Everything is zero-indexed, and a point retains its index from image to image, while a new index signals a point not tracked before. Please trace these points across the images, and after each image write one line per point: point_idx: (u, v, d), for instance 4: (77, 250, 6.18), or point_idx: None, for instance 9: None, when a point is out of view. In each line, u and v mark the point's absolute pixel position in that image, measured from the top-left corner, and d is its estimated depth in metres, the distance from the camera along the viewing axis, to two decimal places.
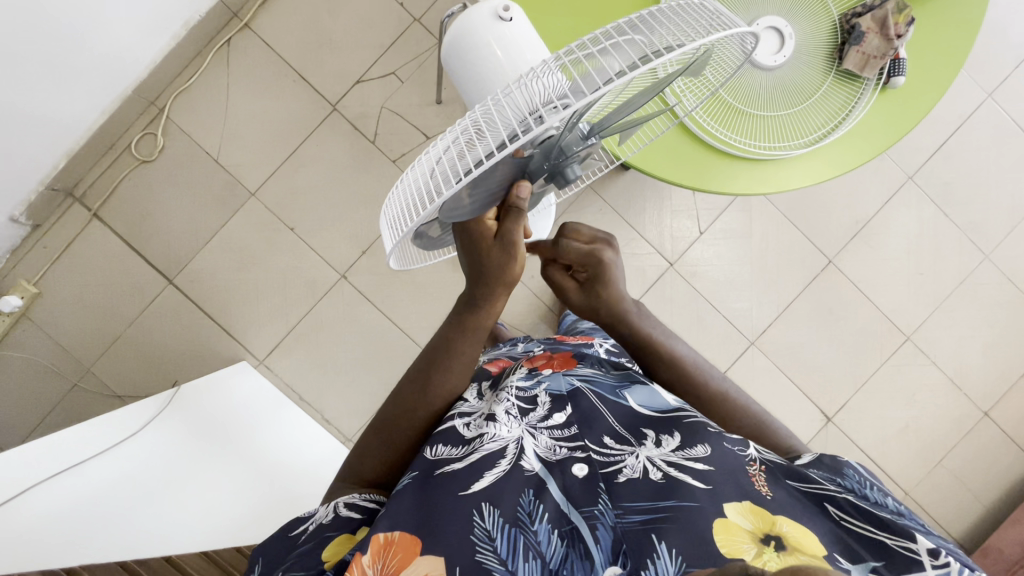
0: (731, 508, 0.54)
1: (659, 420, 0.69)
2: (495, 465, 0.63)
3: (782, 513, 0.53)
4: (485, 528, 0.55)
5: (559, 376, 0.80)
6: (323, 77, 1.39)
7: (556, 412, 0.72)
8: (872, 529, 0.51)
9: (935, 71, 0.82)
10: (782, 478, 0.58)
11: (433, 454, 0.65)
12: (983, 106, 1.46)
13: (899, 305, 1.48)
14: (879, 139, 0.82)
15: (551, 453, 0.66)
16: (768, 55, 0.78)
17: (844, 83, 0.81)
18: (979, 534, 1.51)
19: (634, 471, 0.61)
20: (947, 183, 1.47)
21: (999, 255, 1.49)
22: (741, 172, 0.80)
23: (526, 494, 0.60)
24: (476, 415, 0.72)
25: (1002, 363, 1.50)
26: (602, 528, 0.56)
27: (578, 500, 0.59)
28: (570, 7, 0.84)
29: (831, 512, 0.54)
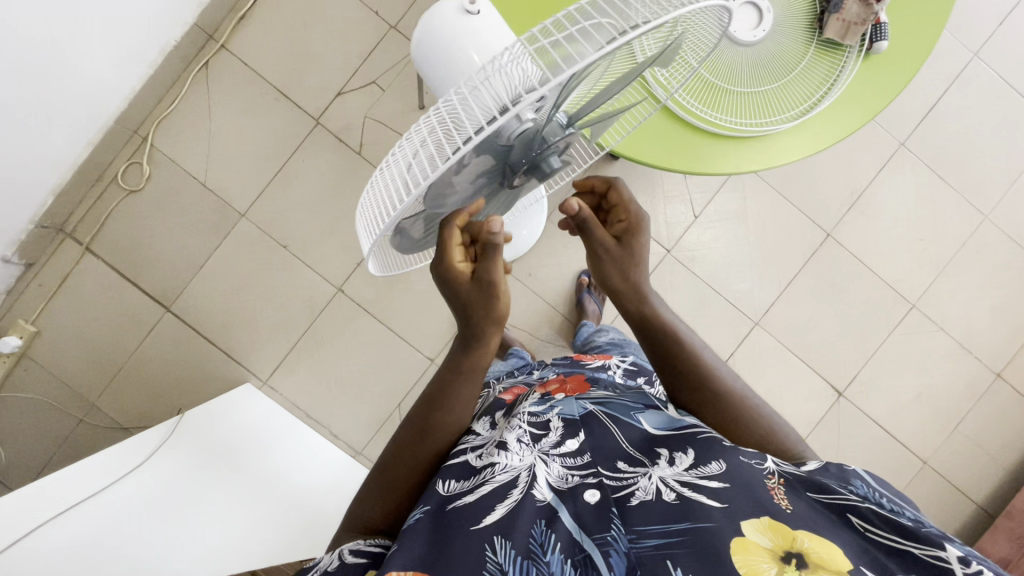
0: (750, 526, 0.50)
1: (673, 437, 0.64)
2: (507, 496, 0.60)
3: (802, 526, 0.49)
4: (497, 562, 0.52)
5: (573, 401, 0.80)
6: (304, 92, 1.38)
7: (568, 439, 0.71)
8: (900, 539, 0.48)
9: (918, 33, 0.80)
10: (801, 491, 0.54)
11: (445, 488, 0.62)
12: (971, 65, 1.44)
13: (901, 272, 1.46)
14: (869, 104, 0.81)
15: (563, 482, 0.64)
16: (747, 31, 0.78)
17: (826, 53, 0.80)
18: (1000, 497, 1.49)
19: (646, 492, 0.57)
20: (940, 146, 1.45)
21: (999, 214, 1.47)
22: (727, 151, 0.78)
23: (538, 525, 0.57)
24: (487, 447, 0.69)
25: (1011, 323, 1.48)
26: (616, 555, 0.52)
27: (590, 527, 0.56)
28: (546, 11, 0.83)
29: (855, 523, 0.50)
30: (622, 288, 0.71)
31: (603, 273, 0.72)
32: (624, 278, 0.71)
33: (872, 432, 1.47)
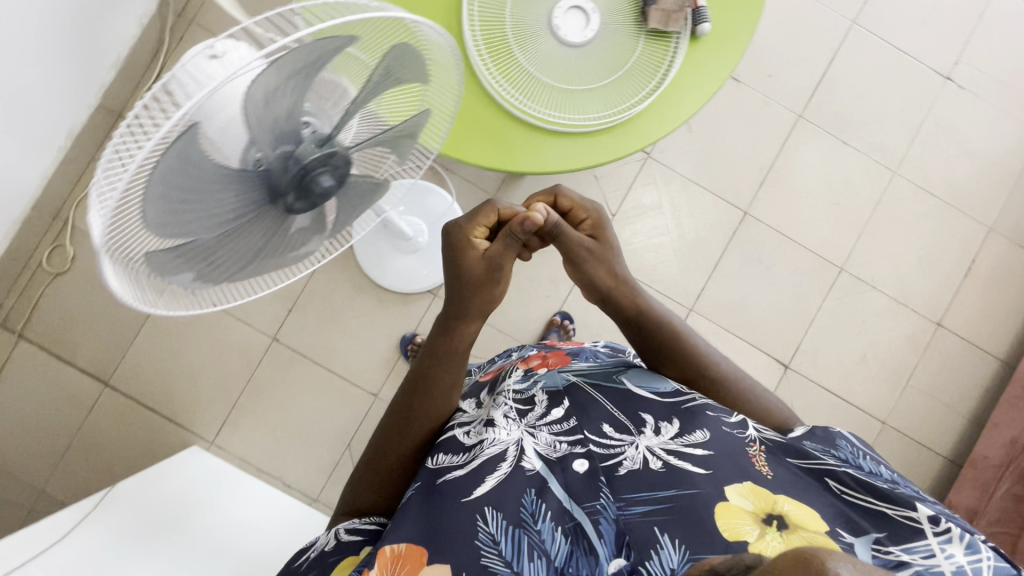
0: (734, 491, 0.59)
1: (659, 406, 0.70)
2: (497, 467, 0.63)
3: (783, 492, 0.59)
4: (489, 532, 0.58)
5: (554, 372, 0.80)
6: None
7: (554, 408, 0.72)
8: (873, 500, 0.57)
9: (741, 13, 0.84)
10: (783, 458, 0.63)
11: (435, 463, 0.67)
12: (850, 33, 1.50)
13: (823, 239, 1.48)
14: (702, 86, 0.84)
15: (552, 450, 0.66)
16: (576, 32, 0.82)
17: (655, 43, 0.83)
18: (966, 448, 1.47)
19: (635, 462, 0.64)
20: (836, 112, 1.50)
21: (907, 168, 1.50)
22: (565, 147, 0.83)
23: (529, 493, 0.61)
24: (475, 423, 0.72)
25: (942, 272, 1.49)
26: (605, 522, 0.59)
27: (580, 496, 0.61)
28: None
29: (833, 486, 0.60)
30: (613, 284, 0.82)
31: (594, 272, 0.81)
32: (610, 274, 0.83)
33: (825, 400, 1.47)
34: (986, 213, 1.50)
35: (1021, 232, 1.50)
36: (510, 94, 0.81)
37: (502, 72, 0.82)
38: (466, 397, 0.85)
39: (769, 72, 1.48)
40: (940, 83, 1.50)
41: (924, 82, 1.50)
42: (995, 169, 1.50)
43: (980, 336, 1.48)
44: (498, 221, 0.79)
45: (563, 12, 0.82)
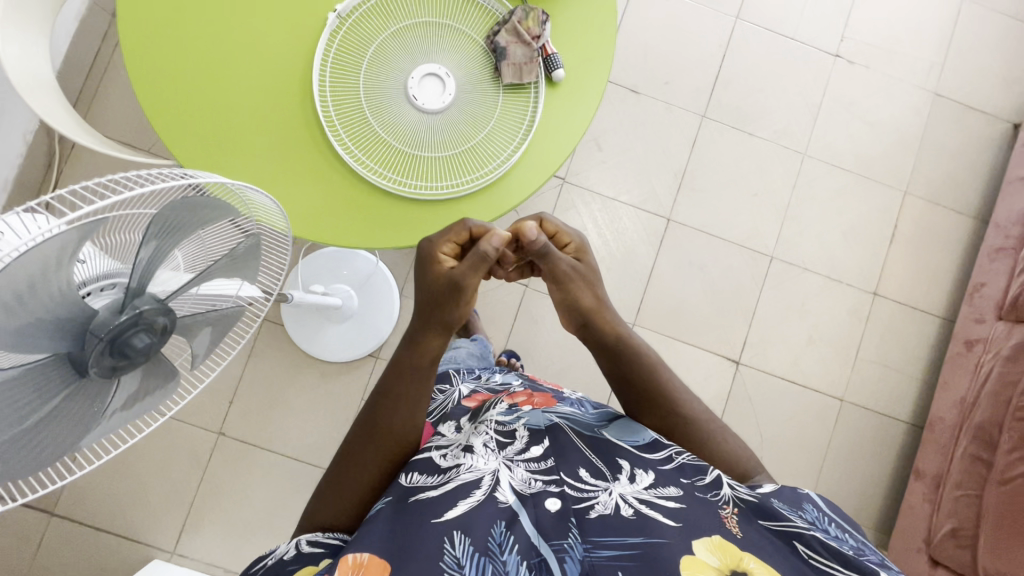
0: (700, 545, 0.55)
1: (636, 453, 0.67)
2: (469, 494, 0.61)
3: (750, 551, 0.55)
4: (455, 556, 0.55)
5: (538, 411, 0.76)
6: None
7: (533, 445, 0.69)
8: (839, 568, 0.53)
9: (595, 58, 0.86)
10: (754, 518, 0.59)
11: (408, 482, 0.65)
12: (736, 28, 1.53)
13: (748, 231, 1.50)
14: (567, 134, 0.85)
15: (527, 486, 0.63)
16: (433, 99, 0.82)
17: (514, 97, 0.84)
18: (924, 409, 1.49)
19: (606, 507, 0.60)
20: (738, 106, 1.52)
21: (815, 148, 1.53)
22: (439, 213, 0.82)
23: (498, 525, 0.58)
24: (453, 446, 0.70)
25: (867, 242, 1.52)
26: (569, 561, 0.56)
27: (548, 532, 0.58)
28: (219, 126, 0.79)
29: (800, 550, 0.56)
30: (595, 308, 0.78)
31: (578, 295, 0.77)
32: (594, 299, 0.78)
33: (781, 389, 1.47)
34: (898, 178, 1.53)
35: (935, 190, 1.54)
36: (374, 173, 0.81)
37: (365, 152, 0.81)
38: (447, 419, 0.81)
39: (665, 79, 1.51)
40: (831, 61, 1.54)
41: (815, 62, 1.54)
42: (898, 134, 1.54)
43: (916, 297, 1.51)
44: (469, 238, 0.73)
45: (416, 81, 0.82)
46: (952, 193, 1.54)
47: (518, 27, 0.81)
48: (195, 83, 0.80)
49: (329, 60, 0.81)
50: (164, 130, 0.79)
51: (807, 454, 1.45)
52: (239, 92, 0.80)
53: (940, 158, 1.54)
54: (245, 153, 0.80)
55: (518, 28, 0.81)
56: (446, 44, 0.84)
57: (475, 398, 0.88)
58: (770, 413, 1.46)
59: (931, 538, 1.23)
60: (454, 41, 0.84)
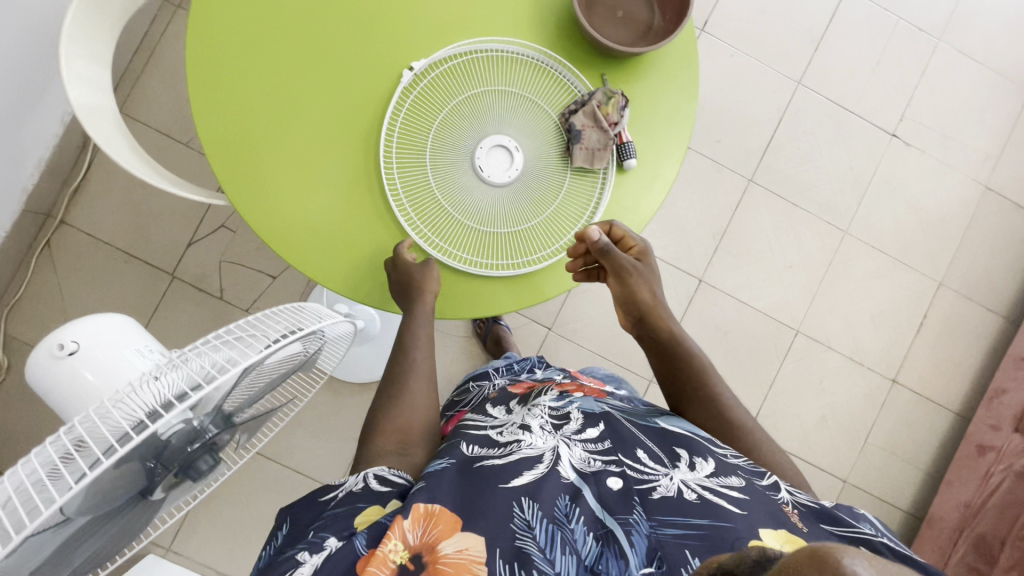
0: (768, 534, 0.53)
1: (694, 444, 0.67)
2: (533, 466, 0.61)
3: (819, 543, 0.53)
4: (524, 518, 0.55)
5: (590, 399, 0.77)
6: (154, 249, 1.36)
7: (589, 428, 0.69)
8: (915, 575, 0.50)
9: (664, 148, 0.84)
10: (816, 522, 0.57)
11: (468, 451, 0.65)
12: (796, 94, 1.50)
13: (778, 302, 1.49)
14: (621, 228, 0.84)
15: (586, 464, 0.63)
16: (500, 172, 0.80)
17: (581, 179, 0.83)
18: (924, 500, 1.50)
19: (669, 489, 0.59)
20: (786, 174, 1.50)
21: (856, 227, 1.51)
22: (491, 289, 0.81)
23: (563, 497, 0.58)
24: (507, 424, 0.71)
25: (894, 327, 1.51)
26: (637, 534, 0.55)
27: (613, 507, 0.58)
28: (278, 174, 0.77)
29: (867, 556, 0.53)
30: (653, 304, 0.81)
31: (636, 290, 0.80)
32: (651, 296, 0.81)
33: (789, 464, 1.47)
34: (934, 268, 1.52)
35: (969, 284, 1.52)
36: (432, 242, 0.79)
37: (424, 220, 0.80)
38: (494, 403, 0.81)
39: (717, 136, 1.48)
40: (886, 141, 1.51)
41: (871, 140, 1.51)
42: (942, 223, 1.52)
43: (934, 389, 1.51)
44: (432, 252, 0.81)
45: (485, 150, 0.80)
46: (985, 290, 1.53)
47: (597, 109, 0.78)
48: (259, 126, 0.77)
49: (398, 119, 0.78)
50: (223, 170, 0.76)
51: None
52: (304, 139, 0.77)
53: (979, 254, 1.53)
54: (302, 207, 0.77)
55: (596, 111, 0.78)
56: (520, 116, 0.81)
57: (521, 386, 0.88)
58: None
59: None
60: (527, 112, 0.81)
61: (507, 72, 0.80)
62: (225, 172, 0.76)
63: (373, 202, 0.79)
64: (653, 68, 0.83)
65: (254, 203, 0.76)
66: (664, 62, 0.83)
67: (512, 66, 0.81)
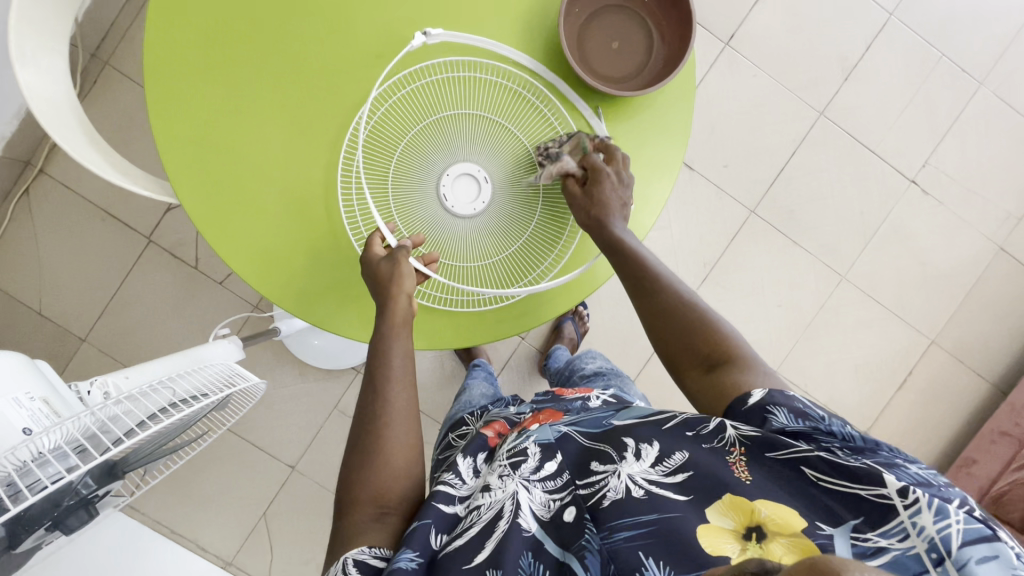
0: (714, 509, 0.53)
1: (639, 427, 0.62)
2: (492, 532, 0.57)
3: (760, 497, 0.52)
4: None
5: (545, 423, 0.68)
6: (133, 210, 1.34)
7: (545, 460, 0.63)
8: (849, 484, 0.49)
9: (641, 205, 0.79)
10: (759, 453, 0.54)
11: (437, 538, 0.58)
12: (817, 125, 1.41)
13: (761, 340, 1.45)
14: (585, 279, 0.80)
15: (546, 510, 0.60)
16: (465, 204, 0.75)
17: (550, 216, 0.79)
18: None
19: (618, 492, 0.57)
20: (791, 210, 1.43)
21: (856, 273, 1.44)
22: (446, 324, 0.78)
23: (525, 555, 0.56)
24: (473, 490, 0.63)
25: (876, 380, 1.47)
26: (591, 555, 0.54)
27: (570, 543, 0.57)
28: (226, 182, 0.73)
29: (808, 474, 0.52)
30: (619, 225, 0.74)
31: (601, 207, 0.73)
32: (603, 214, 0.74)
33: None
34: (930, 325, 1.46)
35: (963, 346, 1.47)
36: None
37: None
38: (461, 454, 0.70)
39: (725, 161, 1.40)
40: (904, 186, 1.43)
41: (888, 184, 1.43)
42: (947, 280, 1.45)
43: (906, 446, 1.48)
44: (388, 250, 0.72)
45: (452, 178, 0.75)
46: (979, 355, 1.47)
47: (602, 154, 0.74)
48: (211, 128, 0.72)
49: (362, 134, 0.74)
50: (173, 167, 0.72)
51: None
52: (261, 142, 0.73)
53: (980, 317, 1.47)
54: (248, 217, 0.74)
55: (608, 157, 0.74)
56: (493, 145, 0.77)
57: (492, 428, 0.74)
58: None
59: None
60: (502, 142, 0.77)
61: (484, 97, 0.76)
62: (172, 174, 0.72)
63: (327, 221, 0.75)
64: (639, 116, 0.78)
65: (202, 206, 0.73)
66: (653, 110, 0.78)
67: (489, 92, 0.76)
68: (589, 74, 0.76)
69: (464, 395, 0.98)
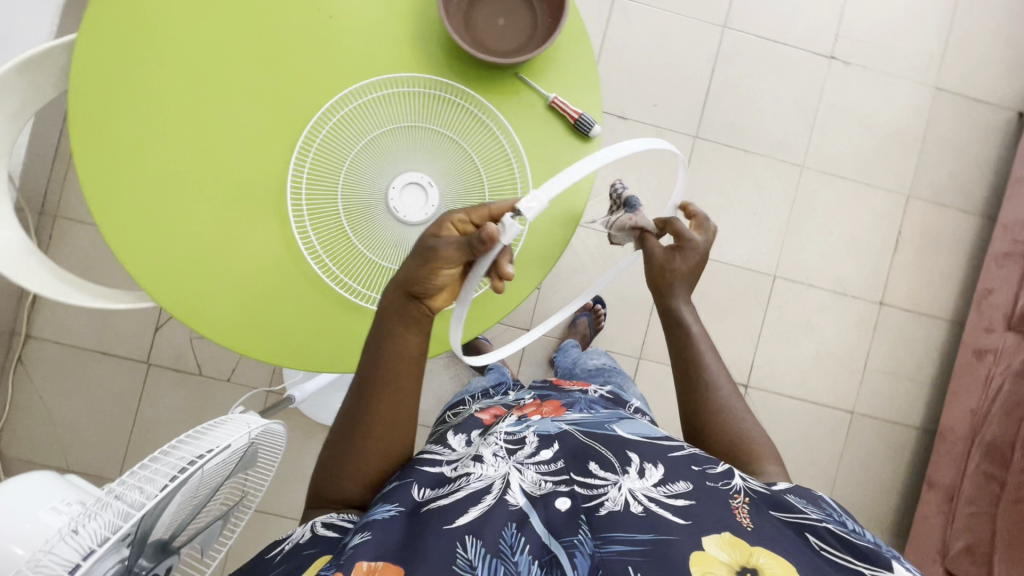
0: (711, 541, 0.58)
1: (646, 448, 0.70)
2: (479, 501, 0.63)
3: (761, 544, 0.57)
4: (467, 558, 0.58)
5: (547, 418, 0.76)
6: (124, 342, 1.36)
7: (543, 449, 0.70)
8: (853, 561, 0.58)
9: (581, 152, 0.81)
10: (764, 508, 0.63)
11: (419, 494, 0.66)
12: (725, 38, 1.45)
13: (749, 252, 1.47)
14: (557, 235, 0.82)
15: (537, 487, 0.65)
16: (416, 211, 0.78)
17: (501, 192, 0.80)
18: (935, 413, 1.50)
19: (616, 504, 0.62)
20: (731, 122, 1.46)
21: (813, 159, 1.48)
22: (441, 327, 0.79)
23: (509, 527, 0.61)
24: (463, 458, 0.71)
25: (870, 251, 1.49)
26: (580, 556, 0.58)
27: (559, 530, 0.61)
28: (194, 268, 0.77)
29: (812, 542, 0.59)
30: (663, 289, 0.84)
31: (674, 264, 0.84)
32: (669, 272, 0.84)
33: (793, 408, 1.49)
34: (901, 182, 1.49)
35: (939, 191, 1.49)
36: (367, 296, 0.78)
37: (351, 275, 0.78)
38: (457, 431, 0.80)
39: (654, 100, 1.45)
40: (826, 64, 1.47)
41: (811, 67, 1.47)
42: (900, 135, 1.48)
43: (922, 302, 1.50)
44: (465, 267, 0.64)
45: (397, 193, 0.78)
46: (956, 193, 1.50)
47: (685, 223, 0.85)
48: (163, 226, 0.77)
49: (299, 182, 0.77)
50: (143, 274, 0.77)
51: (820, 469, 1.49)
52: (210, 222, 0.77)
53: (943, 158, 1.49)
54: (225, 292, 0.78)
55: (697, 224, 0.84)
56: (423, 148, 0.79)
57: (489, 412, 0.85)
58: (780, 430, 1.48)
59: (947, 552, 1.27)
60: (432, 144, 0.79)
61: (401, 109, 0.79)
62: (144, 279, 0.77)
63: (295, 269, 0.78)
64: (550, 83, 0.81)
65: (182, 304, 0.77)
66: (559, 63, 0.81)
67: (402, 101, 0.79)
68: (486, 54, 0.79)
69: (469, 384, 1.06)
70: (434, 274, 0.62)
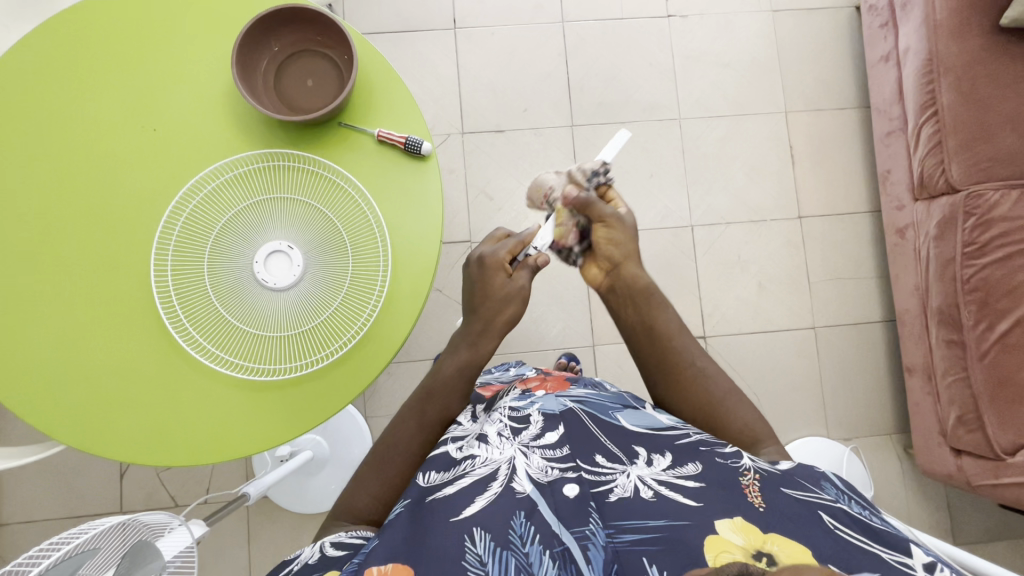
0: (724, 525, 0.52)
1: (651, 440, 0.66)
2: (486, 488, 0.60)
3: (777, 531, 0.50)
4: (477, 553, 0.53)
5: (552, 396, 0.74)
6: (93, 498, 1.35)
7: (549, 431, 0.67)
8: (869, 542, 0.49)
9: (427, 175, 0.85)
10: (776, 487, 0.56)
11: (425, 480, 0.64)
12: (567, 33, 1.54)
13: (660, 212, 1.51)
14: (424, 258, 0.84)
15: (544, 473, 0.61)
16: (283, 275, 0.80)
17: (360, 235, 0.83)
18: (891, 301, 1.51)
19: (625, 489, 0.58)
20: (600, 101, 1.53)
21: (687, 109, 1.54)
22: (336, 378, 0.81)
23: (517, 516, 0.57)
24: (469, 438, 0.69)
25: (773, 172, 1.53)
26: (593, 548, 0.53)
27: (569, 520, 0.56)
28: (81, 387, 0.79)
29: (827, 521, 0.52)
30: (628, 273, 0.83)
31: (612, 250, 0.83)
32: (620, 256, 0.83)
33: (756, 341, 1.49)
34: (776, 103, 1.55)
35: (814, 98, 1.55)
36: (259, 368, 0.80)
37: (236, 352, 0.80)
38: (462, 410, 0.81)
39: (523, 106, 1.51)
40: (666, 23, 1.55)
41: (654, 31, 1.55)
42: (758, 62, 1.56)
43: (837, 203, 1.53)
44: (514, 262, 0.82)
45: (262, 263, 0.80)
46: (829, 96, 1.56)
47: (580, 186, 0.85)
48: (43, 354, 0.79)
49: (165, 280, 0.80)
50: (33, 404, 0.79)
51: (803, 391, 1.48)
52: (87, 340, 0.80)
53: (805, 68, 1.56)
54: (118, 401, 0.79)
55: (615, 197, 0.87)
56: (277, 215, 0.82)
57: (491, 390, 0.87)
58: (752, 368, 1.48)
59: (945, 431, 1.25)
60: (282, 209, 0.82)
61: (247, 187, 0.82)
62: (36, 407, 0.79)
63: (186, 361, 0.80)
64: (372, 120, 0.85)
65: (76, 425, 0.78)
66: (383, 100, 0.86)
67: (247, 180, 0.83)
68: (308, 114, 0.85)
69: None
70: (506, 308, 0.80)
